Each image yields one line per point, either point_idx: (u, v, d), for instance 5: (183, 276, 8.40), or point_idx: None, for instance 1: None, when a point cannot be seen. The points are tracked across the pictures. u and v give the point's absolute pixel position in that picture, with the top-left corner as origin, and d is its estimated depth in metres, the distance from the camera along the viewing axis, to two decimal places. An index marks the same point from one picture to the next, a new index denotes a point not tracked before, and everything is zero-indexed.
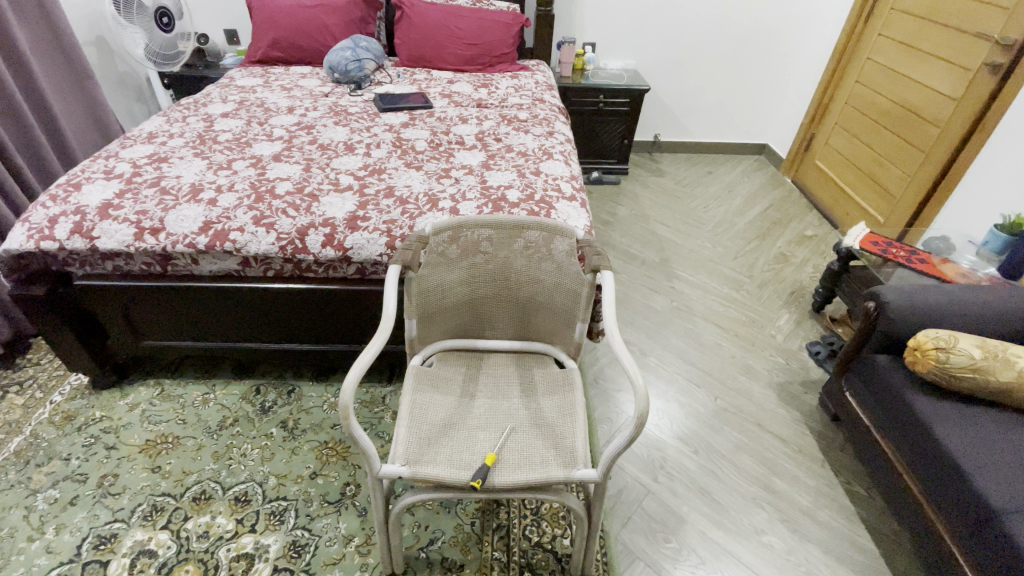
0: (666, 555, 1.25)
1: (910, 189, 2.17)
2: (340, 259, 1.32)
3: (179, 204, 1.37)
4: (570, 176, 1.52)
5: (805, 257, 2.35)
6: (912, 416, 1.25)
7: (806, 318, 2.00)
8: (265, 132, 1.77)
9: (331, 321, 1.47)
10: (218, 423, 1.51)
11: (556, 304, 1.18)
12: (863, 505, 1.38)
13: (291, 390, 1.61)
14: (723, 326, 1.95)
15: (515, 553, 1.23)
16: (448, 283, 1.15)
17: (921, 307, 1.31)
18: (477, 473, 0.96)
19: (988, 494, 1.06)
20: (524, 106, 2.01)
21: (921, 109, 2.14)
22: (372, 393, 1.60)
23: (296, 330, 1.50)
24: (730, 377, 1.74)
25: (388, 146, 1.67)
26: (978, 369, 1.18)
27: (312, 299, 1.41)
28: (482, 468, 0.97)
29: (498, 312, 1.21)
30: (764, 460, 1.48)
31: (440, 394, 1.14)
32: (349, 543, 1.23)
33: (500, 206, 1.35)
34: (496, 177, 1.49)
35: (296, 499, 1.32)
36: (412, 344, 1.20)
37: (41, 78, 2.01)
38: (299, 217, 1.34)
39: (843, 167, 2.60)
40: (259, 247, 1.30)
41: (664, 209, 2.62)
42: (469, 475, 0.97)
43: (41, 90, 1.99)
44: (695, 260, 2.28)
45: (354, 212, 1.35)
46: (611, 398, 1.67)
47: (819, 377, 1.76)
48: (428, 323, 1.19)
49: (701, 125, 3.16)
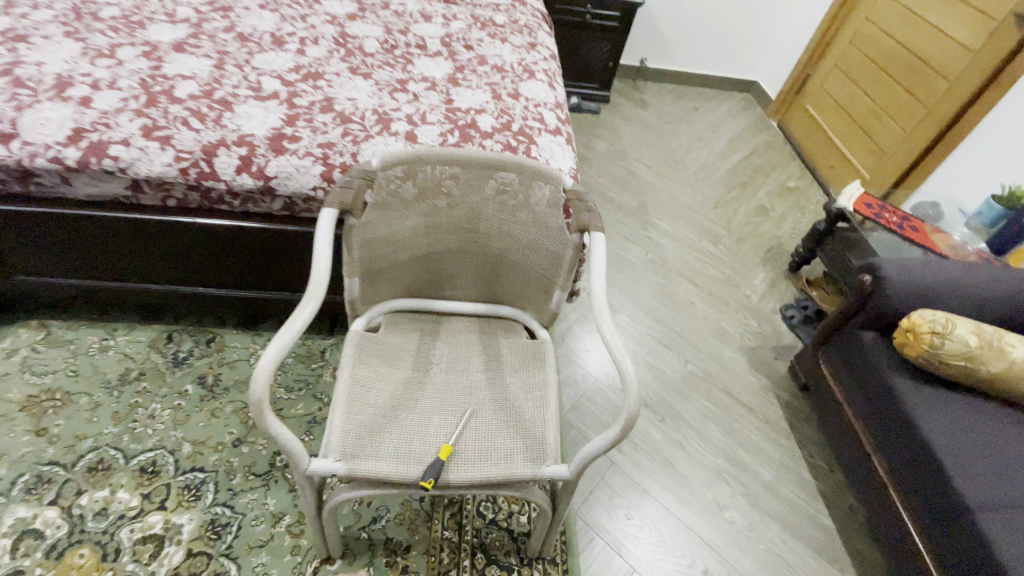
0: (627, 532, 1.19)
1: (903, 146, 2.05)
2: (261, 192, 1.05)
3: (38, 100, 1.03)
4: (555, 103, 1.26)
5: (785, 211, 2.23)
6: (892, 399, 1.18)
7: (781, 278, 1.91)
8: (165, 9, 1.37)
9: (254, 265, 1.22)
10: (119, 377, 1.27)
11: (531, 266, 0.98)
12: (823, 479, 1.36)
13: (210, 339, 1.37)
14: (698, 283, 1.83)
15: (467, 532, 1.12)
16: (401, 232, 0.92)
17: (919, 284, 1.21)
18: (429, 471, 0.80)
19: (963, 487, 1.02)
20: (500, 7, 1.66)
21: (931, 58, 1.97)
22: (309, 346, 1.39)
23: (212, 273, 1.24)
24: (702, 340, 1.65)
25: (329, 44, 1.33)
26: (970, 358, 1.11)
27: (226, 238, 1.15)
28: (435, 463, 0.81)
29: (460, 269, 1.00)
30: (730, 430, 1.42)
31: (386, 367, 0.95)
32: (279, 522, 1.08)
33: (468, 134, 1.10)
34: (464, 96, 1.21)
35: (216, 470, 1.14)
36: (354, 305, 0.98)
37: None
38: (206, 131, 1.04)
39: (835, 115, 2.43)
40: (151, 169, 1.01)
41: (645, 147, 2.40)
42: (420, 472, 0.81)
43: None
44: (674, 207, 2.11)
45: (279, 128, 1.06)
46: (578, 358, 1.54)
47: (790, 342, 1.70)
48: (375, 282, 0.96)
49: (691, 53, 2.86)
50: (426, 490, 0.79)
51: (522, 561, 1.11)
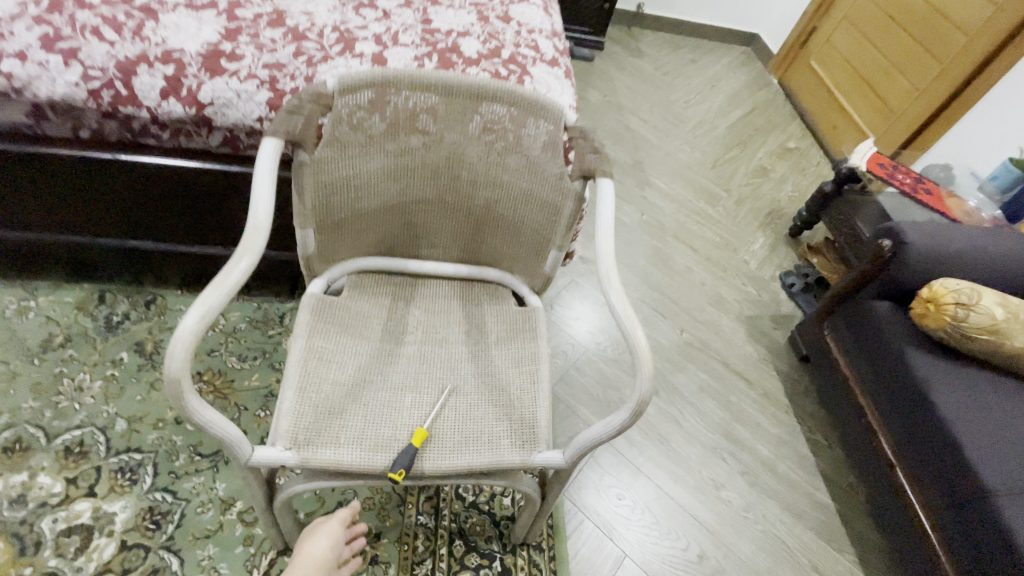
0: (618, 514, 1.10)
1: (913, 104, 1.93)
2: (194, 123, 0.87)
3: None
4: (551, 32, 1.08)
5: (785, 172, 2.11)
6: (906, 374, 1.10)
7: (781, 244, 1.80)
8: None
9: (196, 213, 1.04)
10: (41, 343, 1.09)
11: (523, 221, 0.83)
12: (823, 455, 1.29)
13: (150, 300, 1.20)
14: (696, 247, 1.71)
15: (445, 517, 1.02)
16: (365, 176, 0.76)
17: (942, 250, 1.11)
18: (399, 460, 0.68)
19: (981, 468, 0.94)
20: None
21: (950, 9, 1.83)
22: (266, 310, 1.23)
23: (146, 222, 1.05)
24: (698, 308, 1.54)
25: None
26: (996, 331, 1.02)
27: (158, 179, 0.97)
28: (407, 452, 0.69)
29: (439, 223, 0.85)
30: (727, 404, 1.34)
31: (348, 337, 0.80)
32: (229, 510, 0.95)
33: (448, 60, 0.92)
34: (444, 17, 1.02)
35: (155, 451, 0.99)
36: (309, 263, 0.82)
37: None
38: (122, 43, 0.84)
39: (840, 72, 2.28)
40: (53, 90, 0.82)
41: (640, 100, 2.22)
42: (388, 461, 0.68)
43: None
44: (671, 165, 1.97)
45: (216, 44, 0.87)
46: (566, 327, 1.42)
47: (790, 311, 1.60)
48: (335, 236, 0.81)
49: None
50: (396, 483, 0.67)
51: (505, 548, 1.01)
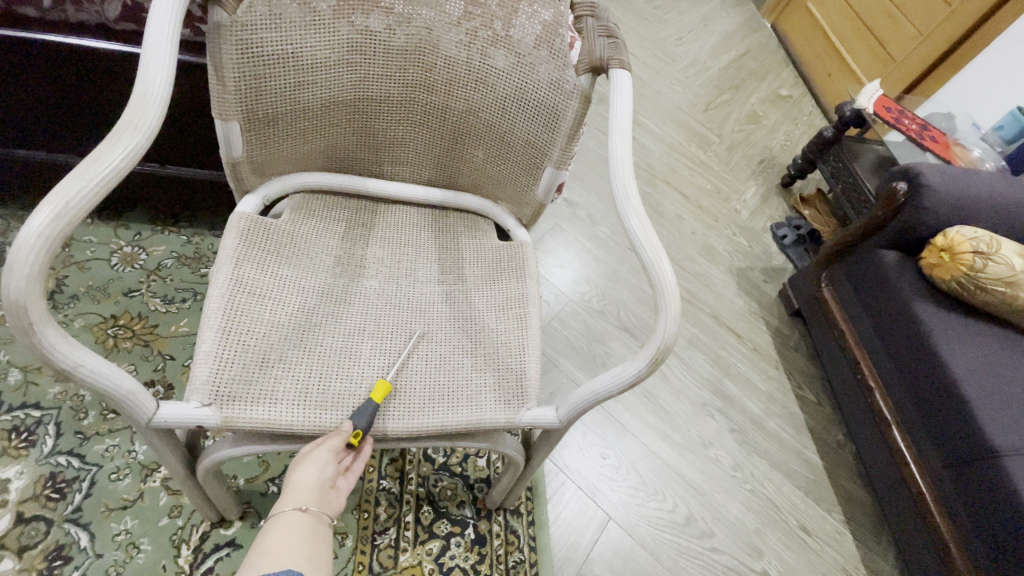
0: (602, 475, 1.01)
1: (917, 49, 1.82)
2: None
3: None
4: None
5: (777, 120, 1.99)
6: (911, 328, 1.02)
7: (773, 194, 1.70)
8: None
9: (96, 114, 0.85)
10: None
11: (511, 132, 0.67)
12: (812, 413, 1.23)
13: None
14: (686, 194, 1.59)
15: (411, 481, 0.91)
16: (307, 57, 0.58)
17: (960, 195, 1.02)
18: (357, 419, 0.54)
19: (990, 427, 0.88)
20: None
21: None
22: (198, 247, 1.04)
23: (30, 125, 0.85)
24: (688, 258, 1.43)
25: None
26: (1012, 284, 0.94)
27: (41, 64, 0.77)
28: (366, 408, 0.55)
29: (406, 130, 0.68)
30: (717, 360, 1.25)
31: (291, 270, 0.64)
32: (152, 477, 0.80)
33: None
34: None
35: (58, 407, 0.82)
36: (238, 173, 0.65)
37: None
38: None
39: (839, 14, 2.14)
40: None
41: (630, 34, 2.03)
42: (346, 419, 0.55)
43: None
44: (661, 106, 1.81)
45: None
46: (547, 274, 1.29)
47: (781, 264, 1.52)
48: (270, 139, 0.63)
49: None
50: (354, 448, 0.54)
51: (479, 513, 0.91)
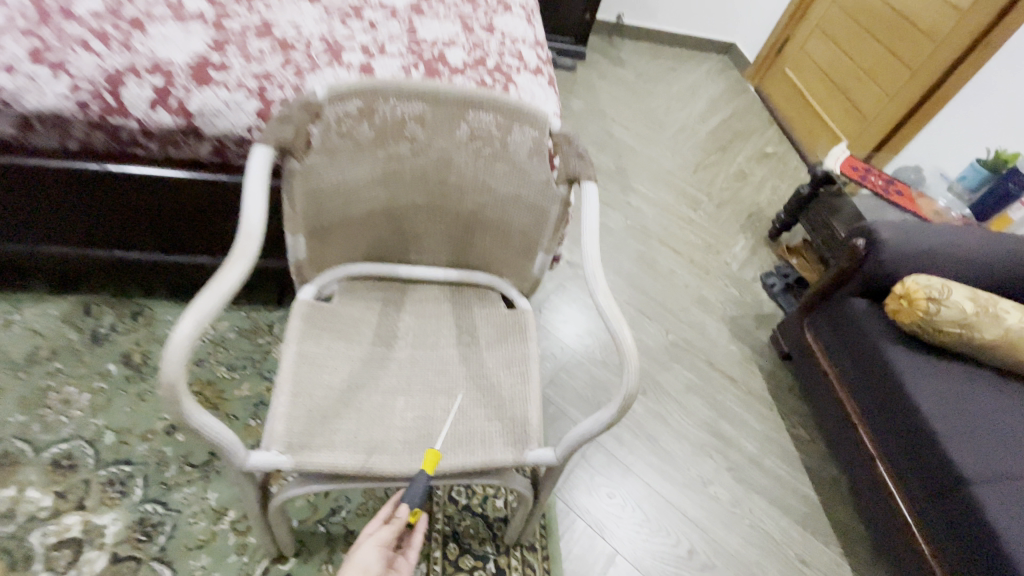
0: (610, 513, 1.12)
1: (886, 109, 1.99)
2: (183, 132, 0.87)
3: None
4: (534, 41, 1.11)
5: (763, 176, 2.16)
6: (882, 368, 1.14)
7: (761, 246, 1.85)
8: None
9: (181, 222, 1.03)
10: (26, 357, 1.07)
11: (510, 225, 0.85)
12: (807, 450, 1.32)
13: (138, 311, 1.18)
14: (679, 250, 1.75)
15: (439, 520, 1.03)
16: (354, 180, 0.77)
17: (913, 249, 1.16)
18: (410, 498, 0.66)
19: (957, 459, 0.98)
20: None
21: (918, 18, 1.89)
22: (255, 320, 1.23)
23: (131, 232, 1.05)
24: (683, 309, 1.57)
25: None
26: (966, 325, 1.06)
27: (143, 189, 0.96)
28: (418, 487, 0.67)
29: (428, 228, 0.87)
30: (714, 403, 1.37)
31: (340, 343, 0.81)
32: (221, 519, 0.94)
33: (436, 69, 0.93)
34: (430, 27, 1.03)
35: (145, 462, 0.98)
36: (300, 269, 0.84)
37: None
38: (111, 55, 0.84)
39: (815, 78, 2.35)
40: (41, 101, 0.82)
41: (623, 108, 2.27)
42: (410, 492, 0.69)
43: None
44: (653, 171, 2.01)
45: (204, 54, 0.87)
46: (555, 330, 1.44)
47: (771, 310, 1.65)
48: (324, 242, 0.82)
49: (671, 10, 2.71)
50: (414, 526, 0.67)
51: (499, 549, 1.02)
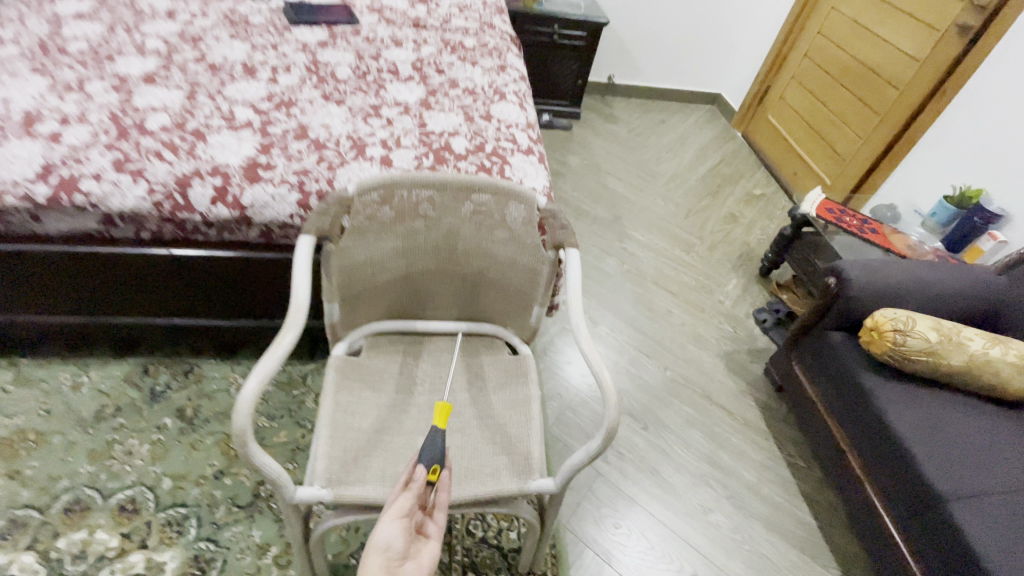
0: (616, 542, 1.20)
1: (860, 152, 2.14)
2: (237, 221, 1.05)
3: (5, 139, 1.01)
4: (526, 124, 1.30)
5: (753, 217, 2.30)
6: (861, 395, 1.23)
7: (753, 283, 1.97)
8: (134, 42, 1.37)
9: (229, 293, 1.20)
10: (94, 414, 1.22)
11: (510, 284, 1.01)
12: (803, 477, 1.40)
13: (188, 370, 1.34)
14: (674, 291, 1.87)
15: (458, 552, 1.13)
16: (378, 255, 0.93)
17: (880, 285, 1.28)
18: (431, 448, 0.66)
19: (932, 478, 1.06)
20: (471, 32, 1.69)
21: (881, 69, 2.07)
22: (290, 373, 1.38)
23: (186, 304, 1.21)
24: (680, 347, 1.69)
25: (301, 71, 1.33)
26: (932, 353, 1.16)
27: (200, 268, 1.13)
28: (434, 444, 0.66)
29: (440, 289, 1.02)
30: (712, 435, 1.46)
31: (368, 391, 0.95)
32: (265, 554, 1.06)
33: (443, 157, 1.12)
34: (437, 120, 1.23)
35: (198, 504, 1.11)
36: (333, 330, 0.99)
37: None
38: (179, 162, 1.03)
39: (795, 125, 2.53)
40: (124, 203, 1.00)
41: (617, 161, 2.46)
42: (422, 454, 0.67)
43: None
44: (647, 218, 2.17)
45: (254, 158, 1.06)
46: (560, 372, 1.56)
47: (765, 345, 1.75)
48: (353, 306, 0.98)
49: (657, 69, 2.95)
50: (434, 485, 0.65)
51: None
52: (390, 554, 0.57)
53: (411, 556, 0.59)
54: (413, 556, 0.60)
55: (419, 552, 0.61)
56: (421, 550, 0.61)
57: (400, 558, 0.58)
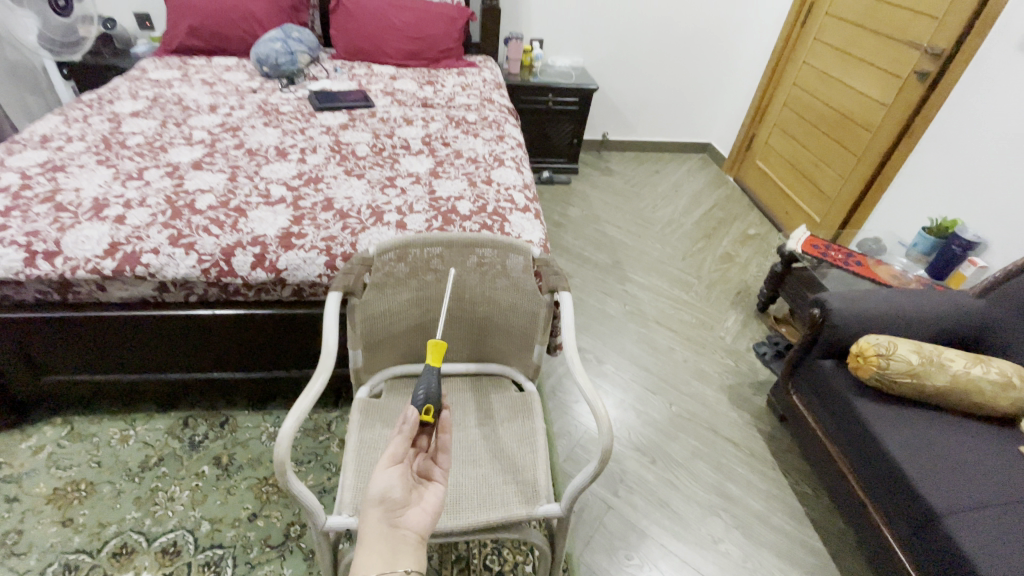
0: (628, 573, 1.24)
1: (844, 190, 2.27)
2: (273, 282, 1.20)
3: (79, 222, 1.19)
4: (523, 185, 1.46)
5: (748, 256, 2.42)
6: (855, 419, 1.29)
7: (752, 319, 2.05)
8: (183, 134, 1.59)
9: (264, 347, 1.33)
10: (139, 464, 1.33)
11: (513, 325, 1.13)
12: (811, 505, 1.43)
13: (224, 421, 1.46)
14: (675, 329, 1.97)
15: None
16: (395, 306, 1.06)
17: (862, 313, 1.37)
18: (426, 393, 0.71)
19: (927, 495, 1.10)
20: (472, 107, 1.91)
21: (853, 113, 2.23)
22: (316, 421, 1.49)
23: (226, 358, 1.34)
24: (683, 382, 1.76)
25: (326, 151, 1.53)
26: (915, 374, 1.23)
27: (239, 325, 1.27)
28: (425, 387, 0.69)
29: (451, 334, 1.14)
30: (719, 466, 1.51)
31: (389, 429, 1.05)
32: None
33: (450, 219, 1.27)
34: (445, 187, 1.40)
35: (234, 545, 1.20)
36: (357, 374, 1.11)
37: None
38: (224, 235, 1.19)
39: (781, 168, 2.68)
40: (177, 272, 1.15)
41: (615, 210, 2.62)
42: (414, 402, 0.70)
43: None
44: (646, 262, 2.29)
45: (288, 228, 1.22)
46: (569, 410, 1.64)
47: (766, 377, 1.81)
48: (374, 352, 1.10)
49: (648, 125, 3.17)
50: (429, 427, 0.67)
51: None
52: (389, 501, 0.59)
53: (414, 501, 0.61)
54: (416, 502, 0.62)
55: (423, 497, 0.63)
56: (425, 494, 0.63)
57: (401, 505, 0.60)
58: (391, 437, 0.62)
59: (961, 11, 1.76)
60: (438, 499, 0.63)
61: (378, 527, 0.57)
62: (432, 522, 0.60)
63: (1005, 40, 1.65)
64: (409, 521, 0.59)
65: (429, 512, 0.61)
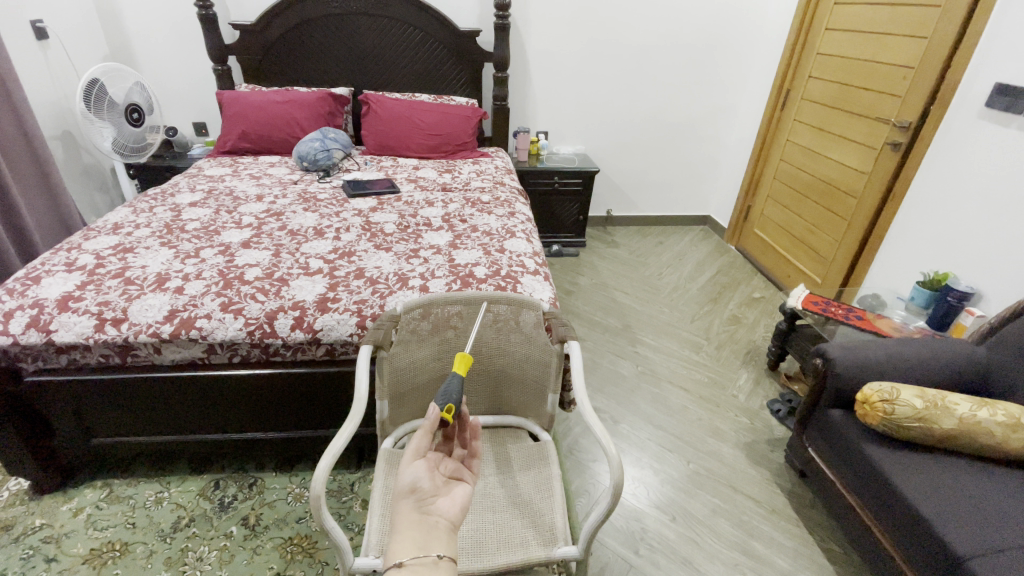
0: None
1: (840, 251, 2.39)
2: (309, 342, 1.32)
3: (144, 293, 1.35)
4: (533, 253, 1.61)
5: (755, 317, 2.49)
6: (870, 467, 1.30)
7: (764, 377, 2.09)
8: (234, 219, 1.81)
9: (296, 406, 1.43)
10: (171, 525, 1.38)
11: (527, 376, 1.22)
12: (840, 563, 1.39)
13: (252, 482, 1.52)
14: (688, 388, 2.01)
15: None
16: (420, 359, 1.17)
17: (863, 362, 1.42)
18: (446, 396, 0.78)
19: (950, 539, 1.10)
20: (486, 189, 2.13)
21: (837, 182, 2.40)
22: (340, 482, 1.54)
23: (260, 418, 1.44)
24: (699, 440, 1.77)
25: (358, 230, 1.72)
26: (921, 419, 1.26)
27: (275, 384, 1.38)
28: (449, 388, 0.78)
29: (470, 387, 1.22)
30: (741, 524, 1.49)
31: None
32: None
33: (468, 282, 1.41)
34: (463, 256, 1.56)
35: None
36: (383, 426, 1.19)
37: (15, 186, 1.99)
38: (269, 301, 1.34)
39: (779, 235, 2.83)
40: (225, 334, 1.29)
41: (622, 278, 2.76)
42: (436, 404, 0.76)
43: (13, 193, 1.95)
44: (655, 325, 2.38)
45: (325, 294, 1.37)
46: (587, 469, 1.66)
47: (783, 434, 1.82)
48: (400, 403, 1.18)
49: (650, 201, 3.41)
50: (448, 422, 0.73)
51: None
52: (419, 491, 0.64)
53: (443, 493, 0.66)
54: (445, 494, 0.66)
55: (451, 491, 0.67)
56: (453, 490, 0.67)
57: (431, 495, 0.65)
58: (415, 433, 0.68)
59: (921, 90, 1.97)
60: (466, 494, 0.67)
61: (411, 515, 0.62)
62: (461, 513, 0.65)
63: (962, 115, 1.84)
64: (439, 510, 0.64)
65: (457, 504, 0.65)
